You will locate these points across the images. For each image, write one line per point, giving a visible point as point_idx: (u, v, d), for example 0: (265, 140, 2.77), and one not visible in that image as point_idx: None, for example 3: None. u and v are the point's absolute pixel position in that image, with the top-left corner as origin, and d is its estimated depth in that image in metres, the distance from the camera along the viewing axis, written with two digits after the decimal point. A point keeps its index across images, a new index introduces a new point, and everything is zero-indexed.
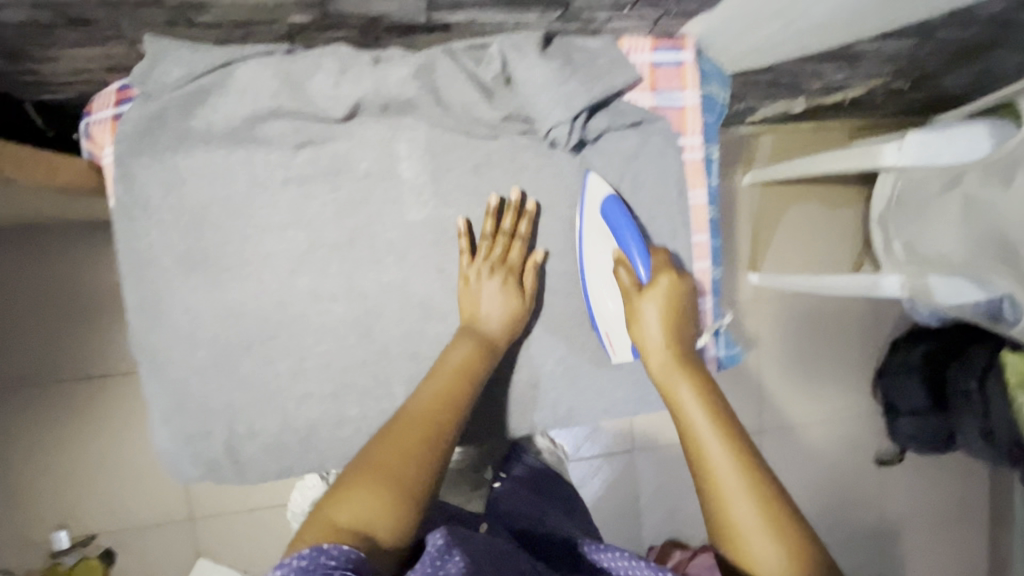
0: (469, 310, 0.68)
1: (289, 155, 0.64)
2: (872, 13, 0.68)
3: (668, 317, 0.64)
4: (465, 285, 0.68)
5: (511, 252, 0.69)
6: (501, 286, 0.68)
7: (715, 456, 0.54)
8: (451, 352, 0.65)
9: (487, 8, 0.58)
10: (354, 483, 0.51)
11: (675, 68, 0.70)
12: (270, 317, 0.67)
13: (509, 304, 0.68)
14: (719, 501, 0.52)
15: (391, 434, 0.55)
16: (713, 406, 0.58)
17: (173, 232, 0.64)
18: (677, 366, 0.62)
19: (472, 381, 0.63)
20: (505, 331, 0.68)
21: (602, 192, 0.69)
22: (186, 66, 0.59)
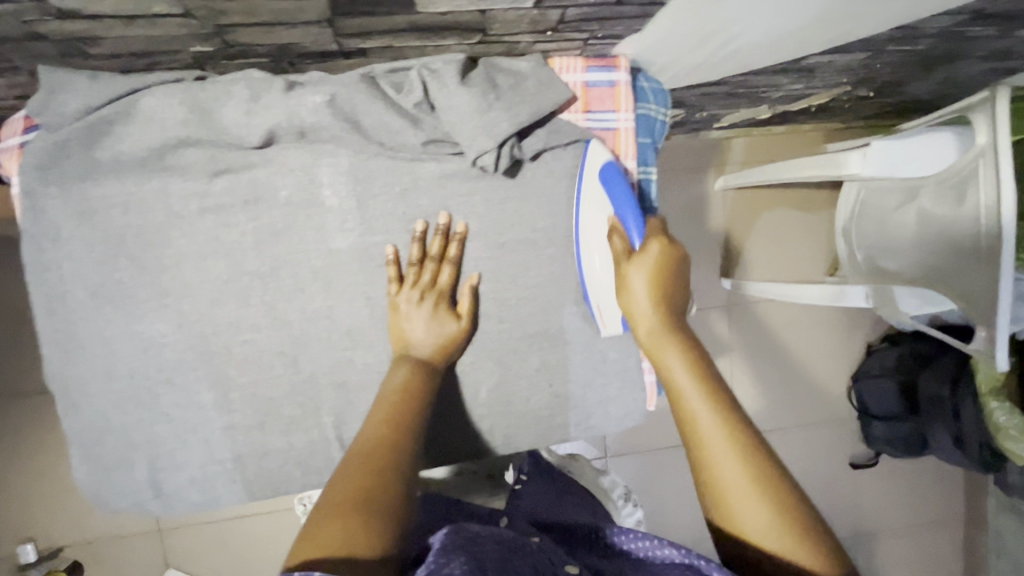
0: (401, 334, 0.67)
1: (204, 184, 0.63)
2: (812, 30, 0.66)
3: (658, 285, 0.60)
4: (396, 309, 0.67)
5: (440, 276, 0.68)
6: (431, 312, 0.67)
7: (708, 430, 0.53)
8: (391, 376, 0.65)
9: (400, 35, 0.55)
10: (325, 515, 0.49)
11: (608, 87, 0.68)
12: (191, 349, 0.66)
13: (441, 329, 0.67)
14: (707, 463, 0.52)
15: (354, 461, 0.54)
16: (705, 377, 0.56)
17: (86, 264, 0.63)
18: (666, 333, 0.59)
19: (417, 402, 0.62)
20: (438, 357, 0.67)
21: (602, 157, 0.66)
22: (86, 97, 0.57)
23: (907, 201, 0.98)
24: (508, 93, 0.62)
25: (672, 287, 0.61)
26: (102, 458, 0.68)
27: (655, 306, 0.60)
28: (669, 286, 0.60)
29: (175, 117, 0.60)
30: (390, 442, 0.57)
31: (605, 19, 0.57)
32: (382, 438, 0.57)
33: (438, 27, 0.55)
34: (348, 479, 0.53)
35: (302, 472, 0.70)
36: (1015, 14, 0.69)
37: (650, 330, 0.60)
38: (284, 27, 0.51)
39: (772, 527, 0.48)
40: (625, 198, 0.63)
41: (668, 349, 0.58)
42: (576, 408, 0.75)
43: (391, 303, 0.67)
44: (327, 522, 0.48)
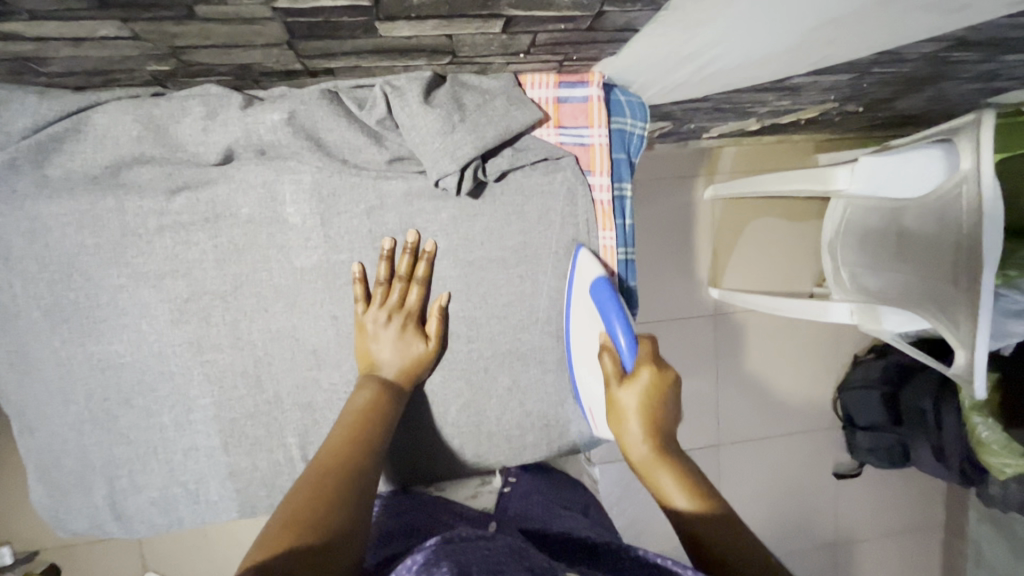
0: (367, 355, 0.65)
1: (163, 202, 0.61)
2: (792, 53, 0.64)
3: (649, 411, 0.58)
4: (363, 328, 0.66)
5: (408, 296, 0.67)
6: (399, 333, 0.66)
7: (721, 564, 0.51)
8: (353, 400, 0.63)
9: (364, 56, 0.54)
10: (271, 532, 0.48)
11: (582, 103, 0.66)
12: (150, 368, 0.65)
13: (407, 352, 0.66)
14: None
15: (308, 482, 0.53)
16: (705, 501, 0.55)
17: (39, 284, 0.61)
18: (660, 459, 0.57)
19: (381, 423, 0.61)
20: (404, 378, 0.66)
21: (592, 271, 0.66)
22: (33, 115, 0.55)
23: (893, 217, 0.98)
24: (474, 115, 0.61)
25: (665, 411, 0.59)
26: (60, 480, 0.67)
27: (648, 433, 0.58)
28: (660, 414, 0.59)
29: (129, 134, 0.58)
30: (346, 458, 0.56)
31: (577, 43, 0.55)
32: (341, 458, 0.56)
33: (403, 49, 0.53)
34: (304, 494, 0.52)
35: (266, 492, 0.69)
36: (998, 42, 0.68)
37: (646, 461, 0.58)
38: (239, 48, 0.49)
39: None
40: (616, 318, 0.61)
41: (664, 472, 0.57)
42: (544, 426, 0.75)
43: (357, 322, 0.66)
44: (276, 535, 0.47)
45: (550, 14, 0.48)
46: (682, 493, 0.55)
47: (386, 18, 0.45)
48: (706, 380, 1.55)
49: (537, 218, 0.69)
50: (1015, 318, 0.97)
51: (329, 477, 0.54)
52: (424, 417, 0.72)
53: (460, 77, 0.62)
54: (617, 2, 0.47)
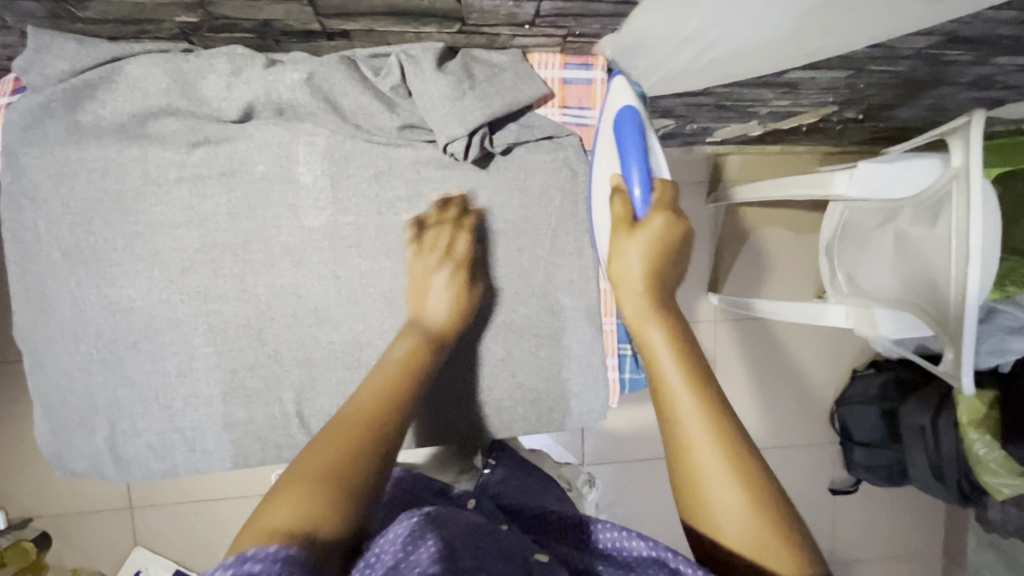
0: (422, 299, 0.66)
1: (184, 153, 0.64)
2: (787, 40, 0.67)
3: (650, 259, 0.60)
4: (421, 271, 0.67)
5: (456, 244, 0.68)
6: (448, 279, 0.66)
7: (681, 399, 0.51)
8: (396, 346, 0.62)
9: (380, 18, 0.57)
10: (291, 485, 0.45)
11: (585, 85, 0.70)
12: (158, 314, 0.66)
13: (455, 300, 0.66)
14: (680, 442, 0.50)
15: (329, 432, 0.50)
16: (685, 352, 0.54)
17: (62, 225, 0.64)
18: (652, 310, 0.58)
19: (418, 370, 0.59)
20: (449, 327, 0.65)
21: (622, 101, 0.65)
22: (70, 60, 0.58)
23: (886, 221, 1.00)
24: (483, 87, 0.64)
25: (666, 264, 0.61)
26: (64, 421, 0.68)
27: (646, 282, 0.59)
28: (660, 266, 0.60)
29: (157, 86, 0.61)
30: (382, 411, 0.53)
31: (579, 15, 0.59)
32: (372, 413, 0.53)
33: (417, 14, 0.57)
34: (328, 445, 0.49)
35: (261, 445, 0.70)
36: (989, 40, 0.71)
37: (638, 309, 0.58)
38: (264, 1, 0.52)
39: (743, 523, 0.46)
40: (634, 161, 0.63)
41: (652, 323, 0.57)
42: (538, 400, 0.75)
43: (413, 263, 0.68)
44: (302, 491, 0.45)
45: None
46: (664, 339, 0.55)
47: None
48: None
49: (539, 194, 0.71)
50: (1012, 335, 0.99)
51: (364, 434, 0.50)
52: None
53: (470, 52, 0.65)
54: None
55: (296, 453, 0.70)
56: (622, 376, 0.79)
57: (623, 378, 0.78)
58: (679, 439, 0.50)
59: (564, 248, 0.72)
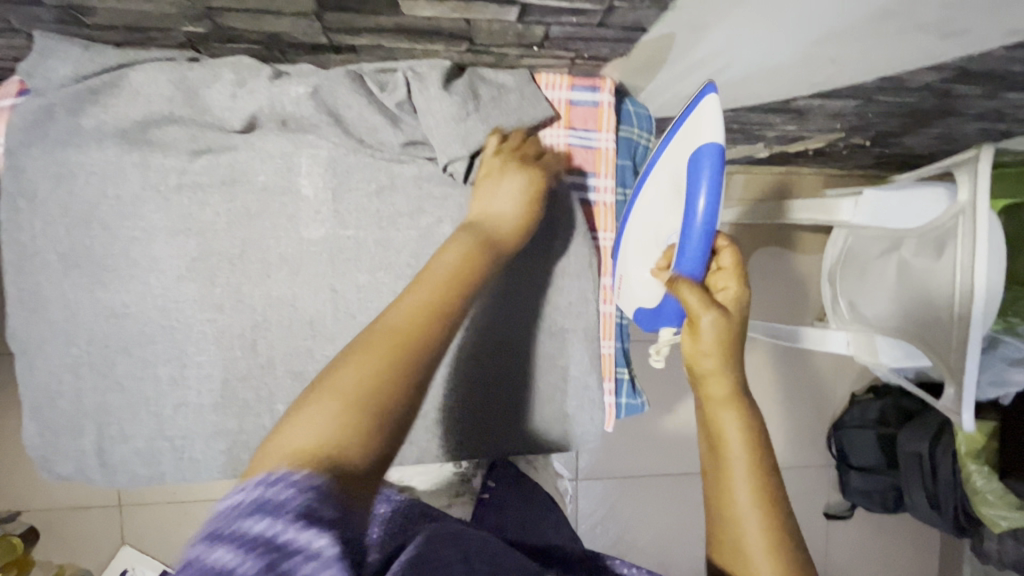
0: (495, 206, 0.60)
1: (186, 161, 0.63)
2: (796, 69, 0.67)
3: (726, 341, 0.55)
4: (497, 176, 0.61)
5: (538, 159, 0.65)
6: (524, 184, 0.61)
7: (750, 519, 0.50)
8: (450, 246, 0.53)
9: (388, 35, 0.57)
10: (317, 397, 0.40)
11: (592, 108, 0.69)
12: (152, 321, 0.65)
13: (526, 208, 0.60)
14: (741, 563, 0.49)
15: (361, 344, 0.43)
16: (762, 466, 0.52)
17: (57, 228, 0.63)
18: (731, 403, 0.55)
19: (474, 276, 0.50)
20: (513, 232, 0.58)
21: (706, 133, 0.53)
22: (74, 64, 0.58)
23: (891, 250, 0.99)
24: (489, 110, 0.64)
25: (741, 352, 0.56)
26: (49, 426, 0.67)
27: (726, 369, 0.55)
28: (736, 353, 0.56)
29: (161, 93, 0.60)
30: (428, 341, 0.43)
31: (588, 39, 0.58)
32: (412, 342, 0.43)
33: (425, 32, 0.57)
34: (360, 358, 0.42)
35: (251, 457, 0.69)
36: (998, 76, 0.71)
37: (717, 396, 0.55)
38: (271, 15, 0.52)
39: None
40: (702, 203, 0.53)
41: (731, 419, 0.54)
42: (533, 423, 0.74)
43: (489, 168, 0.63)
44: (336, 405, 0.39)
45: (563, 5, 0.50)
46: (741, 445, 0.53)
47: None
48: None
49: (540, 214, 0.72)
50: (1012, 366, 0.97)
51: (402, 371, 0.41)
52: None
53: (478, 70, 0.65)
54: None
55: None
56: (618, 401, 0.78)
57: (619, 402, 0.78)
58: (739, 561, 0.49)
59: (566, 270, 0.72)
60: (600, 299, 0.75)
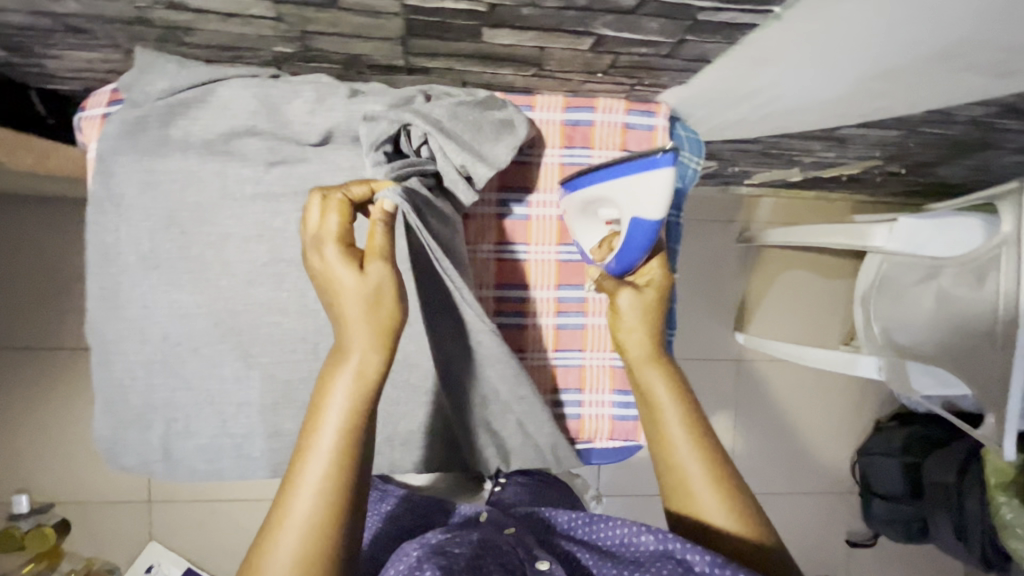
0: (343, 331, 0.51)
1: (262, 172, 0.66)
2: (848, 101, 0.69)
3: (644, 310, 0.68)
4: (326, 279, 0.52)
5: (334, 218, 0.53)
6: (340, 259, 0.51)
7: (677, 438, 0.62)
8: (329, 381, 0.51)
9: (463, 59, 0.60)
10: (264, 543, 0.48)
11: (647, 131, 0.72)
12: (222, 322, 0.68)
13: (353, 278, 0.51)
14: (676, 474, 0.61)
15: (285, 487, 0.49)
16: (681, 397, 0.65)
17: (141, 230, 0.66)
18: (653, 355, 0.67)
19: (370, 390, 0.51)
20: (356, 315, 0.51)
21: (651, 206, 0.62)
22: (170, 79, 0.62)
23: (928, 278, 0.99)
24: (452, 128, 0.64)
25: (659, 314, 0.69)
26: (119, 418, 0.70)
27: (648, 330, 0.68)
28: (655, 315, 0.69)
29: (246, 107, 0.64)
30: (349, 495, 0.50)
31: (652, 68, 0.61)
32: (326, 515, 0.49)
33: (499, 58, 0.60)
34: (288, 496, 0.49)
35: None
36: None
37: (642, 355, 0.67)
38: (358, 39, 0.56)
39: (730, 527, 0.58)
40: (637, 248, 0.65)
41: (653, 369, 0.67)
42: None
43: (317, 276, 0.53)
44: (289, 552, 0.47)
45: (637, 38, 0.53)
46: (665, 385, 0.65)
47: (493, 25, 0.52)
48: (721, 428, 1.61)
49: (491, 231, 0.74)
50: None
51: (327, 541, 0.48)
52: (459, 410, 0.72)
53: (513, 119, 0.67)
54: (698, 32, 0.52)
55: None
56: None
57: None
58: (675, 472, 0.61)
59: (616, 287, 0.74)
60: None
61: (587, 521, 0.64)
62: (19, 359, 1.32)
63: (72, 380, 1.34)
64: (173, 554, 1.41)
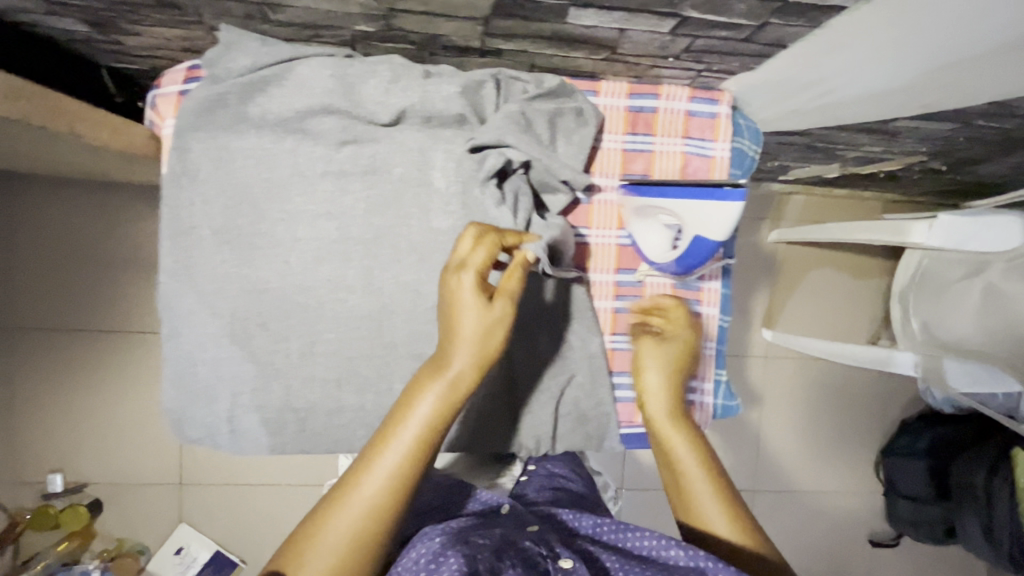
0: (451, 344, 0.57)
1: (333, 151, 0.67)
2: (910, 92, 0.70)
3: (666, 365, 0.70)
4: (451, 300, 0.58)
5: (476, 251, 0.59)
6: (473, 287, 0.57)
7: (698, 487, 0.63)
8: (423, 386, 0.57)
9: (539, 41, 0.61)
10: (321, 515, 0.53)
11: (709, 118, 0.72)
12: (289, 298, 0.69)
13: (479, 309, 0.57)
14: (696, 519, 0.62)
15: (352, 475, 0.54)
16: (701, 445, 0.66)
17: (214, 205, 0.68)
18: (672, 407, 0.69)
19: (455, 406, 0.57)
20: (469, 340, 0.57)
21: (717, 230, 0.60)
22: (252, 57, 0.63)
23: (974, 274, 0.99)
24: (536, 134, 0.69)
25: (681, 367, 0.71)
26: (189, 390, 0.71)
27: (666, 381, 0.70)
28: (675, 368, 0.71)
29: (323, 86, 0.65)
30: (409, 492, 0.54)
31: (725, 53, 0.62)
32: (390, 500, 0.53)
33: (575, 40, 0.61)
34: (354, 480, 0.53)
35: (366, 432, 0.72)
36: None
37: (659, 405, 0.69)
38: (444, 18, 0.57)
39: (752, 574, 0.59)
40: (699, 258, 0.65)
41: (672, 420, 0.68)
42: None
43: (445, 290, 0.59)
44: (340, 529, 0.51)
45: (720, 20, 0.54)
46: (683, 434, 0.67)
47: (582, 5, 0.53)
48: (747, 424, 1.61)
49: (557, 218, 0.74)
50: None
51: (383, 525, 0.52)
52: (518, 389, 0.73)
53: (584, 107, 0.70)
54: (783, 15, 0.53)
55: None
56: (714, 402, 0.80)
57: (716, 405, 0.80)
58: (693, 518, 0.63)
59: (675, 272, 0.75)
60: (702, 301, 0.76)
61: (614, 528, 0.62)
62: (59, 338, 1.34)
63: (110, 361, 1.35)
64: (203, 537, 1.42)
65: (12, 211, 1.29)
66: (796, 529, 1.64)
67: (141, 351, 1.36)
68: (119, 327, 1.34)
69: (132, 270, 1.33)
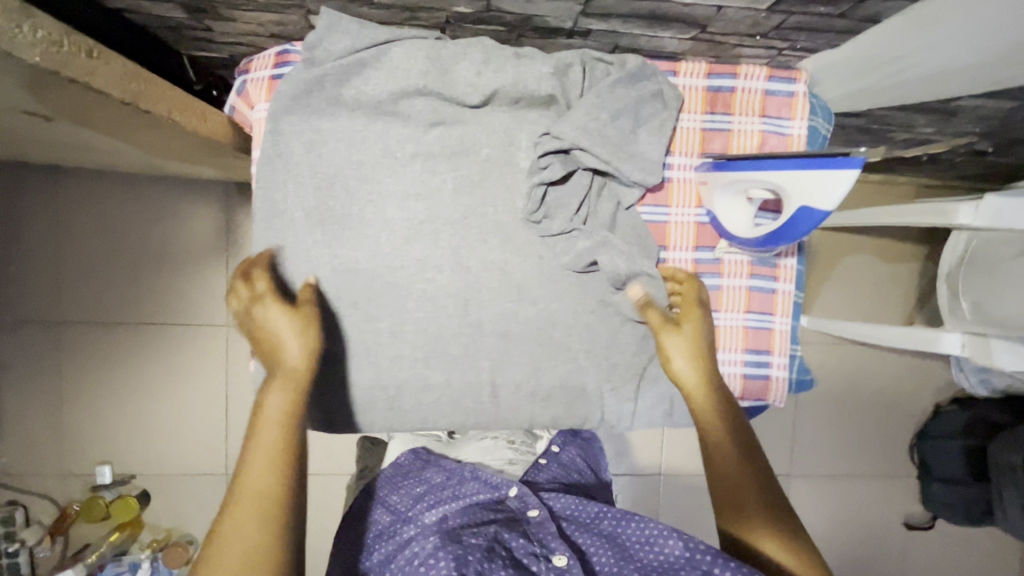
0: (271, 354, 0.60)
1: (422, 132, 0.69)
2: (987, 70, 0.71)
3: (698, 349, 0.71)
4: (259, 327, 0.62)
5: (256, 287, 0.64)
6: (269, 308, 0.62)
7: (734, 469, 0.64)
8: (266, 388, 0.58)
9: (632, 21, 0.63)
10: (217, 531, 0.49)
11: (787, 97, 0.74)
12: (379, 278, 0.70)
13: (284, 316, 0.62)
14: (734, 503, 0.62)
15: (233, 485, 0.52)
16: (739, 430, 0.67)
17: (307, 188, 0.69)
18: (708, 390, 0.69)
19: (300, 388, 0.58)
20: (279, 345, 0.61)
21: (823, 203, 0.60)
22: (352, 39, 0.65)
23: None
24: (607, 135, 0.70)
25: (708, 352, 0.71)
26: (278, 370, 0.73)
27: (698, 366, 0.70)
28: (707, 353, 0.71)
29: (416, 67, 0.66)
30: (289, 481, 0.53)
31: (814, 29, 0.63)
32: (279, 486, 0.52)
33: (668, 18, 0.62)
34: (233, 488, 0.52)
35: (452, 411, 0.74)
36: None
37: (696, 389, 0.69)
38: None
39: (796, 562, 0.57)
40: (795, 232, 0.64)
41: (708, 402, 0.69)
42: None
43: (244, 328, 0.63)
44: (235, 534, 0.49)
45: None
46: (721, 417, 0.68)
47: None
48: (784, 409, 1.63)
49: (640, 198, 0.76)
50: None
51: (278, 520, 0.50)
52: (600, 365, 0.75)
53: (664, 89, 0.71)
54: None
55: (483, 420, 0.74)
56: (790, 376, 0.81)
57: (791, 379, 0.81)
58: (731, 500, 0.62)
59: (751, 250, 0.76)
60: (778, 277, 0.78)
61: (616, 516, 0.65)
62: (108, 331, 1.35)
63: (157, 354, 1.37)
64: None
65: (61, 205, 1.30)
66: (831, 512, 1.66)
67: (189, 342, 1.37)
68: (168, 317, 1.36)
69: (180, 261, 1.34)
